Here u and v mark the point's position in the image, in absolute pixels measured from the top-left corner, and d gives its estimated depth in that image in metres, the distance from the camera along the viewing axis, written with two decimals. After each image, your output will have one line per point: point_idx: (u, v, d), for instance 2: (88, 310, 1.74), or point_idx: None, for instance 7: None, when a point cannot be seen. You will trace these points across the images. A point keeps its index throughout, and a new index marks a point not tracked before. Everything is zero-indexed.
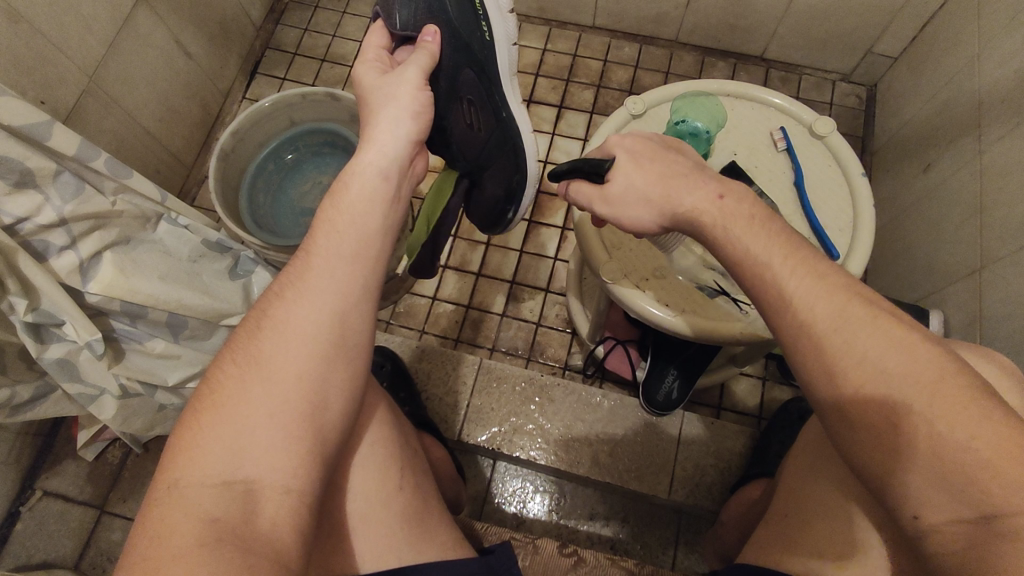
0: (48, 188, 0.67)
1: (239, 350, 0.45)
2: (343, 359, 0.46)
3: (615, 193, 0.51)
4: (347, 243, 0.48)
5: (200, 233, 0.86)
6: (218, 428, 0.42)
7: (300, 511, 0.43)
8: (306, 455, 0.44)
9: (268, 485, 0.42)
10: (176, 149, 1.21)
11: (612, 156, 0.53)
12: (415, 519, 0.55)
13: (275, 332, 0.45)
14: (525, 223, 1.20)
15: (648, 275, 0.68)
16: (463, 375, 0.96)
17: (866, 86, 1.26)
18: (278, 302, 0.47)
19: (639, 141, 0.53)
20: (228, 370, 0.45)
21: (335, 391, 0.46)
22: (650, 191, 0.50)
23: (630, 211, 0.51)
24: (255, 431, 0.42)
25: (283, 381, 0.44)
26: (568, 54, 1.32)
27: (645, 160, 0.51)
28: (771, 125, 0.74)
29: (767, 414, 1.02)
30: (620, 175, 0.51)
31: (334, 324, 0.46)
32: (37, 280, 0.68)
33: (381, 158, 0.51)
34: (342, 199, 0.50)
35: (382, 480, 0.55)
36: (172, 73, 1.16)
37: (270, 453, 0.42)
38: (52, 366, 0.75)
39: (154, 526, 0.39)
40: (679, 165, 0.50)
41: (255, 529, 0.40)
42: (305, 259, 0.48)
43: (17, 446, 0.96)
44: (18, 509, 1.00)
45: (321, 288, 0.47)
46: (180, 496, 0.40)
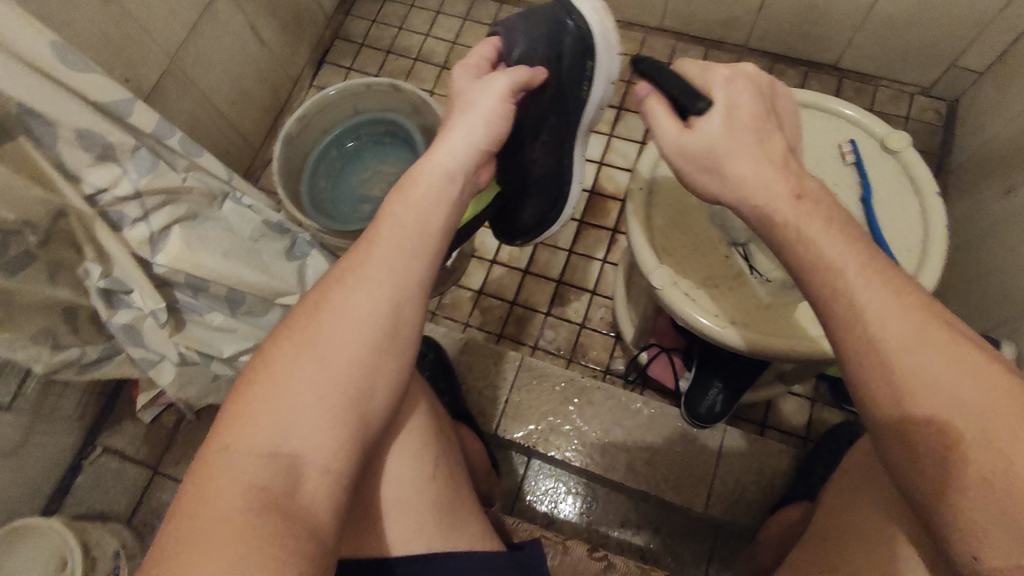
0: (125, 162, 0.70)
1: (297, 328, 0.47)
2: (395, 348, 0.47)
3: (693, 142, 0.49)
4: (409, 236, 0.49)
5: (262, 214, 0.89)
6: (270, 401, 0.44)
7: (339, 491, 0.44)
8: (350, 437, 0.45)
9: (312, 461, 0.43)
10: (245, 131, 1.26)
11: (710, 96, 0.49)
12: (447, 509, 0.55)
13: (333, 314, 0.46)
14: (575, 224, 1.20)
15: (700, 283, 0.67)
16: (502, 371, 0.96)
17: (947, 101, 1.20)
18: (337, 286, 0.48)
19: (745, 94, 0.49)
20: (286, 345, 0.46)
21: (384, 379, 0.47)
22: (732, 151, 0.47)
23: (693, 163, 0.49)
24: (306, 408, 0.44)
25: (335, 363, 0.45)
26: (632, 55, 1.30)
27: (742, 122, 0.48)
28: (840, 137, 0.71)
29: (814, 436, 0.99)
30: (709, 124, 0.48)
31: (389, 314, 0.47)
32: (111, 249, 0.73)
33: (449, 159, 0.52)
34: (408, 192, 0.51)
35: (418, 466, 0.56)
36: (246, 58, 1.20)
37: (317, 432, 0.44)
38: (119, 330, 0.80)
39: (204, 487, 0.40)
40: (767, 138, 0.48)
41: (297, 501, 0.41)
42: (367, 245, 0.49)
43: (84, 402, 1.03)
44: (79, 462, 1.05)
45: (380, 276, 0.47)
46: (230, 462, 0.41)
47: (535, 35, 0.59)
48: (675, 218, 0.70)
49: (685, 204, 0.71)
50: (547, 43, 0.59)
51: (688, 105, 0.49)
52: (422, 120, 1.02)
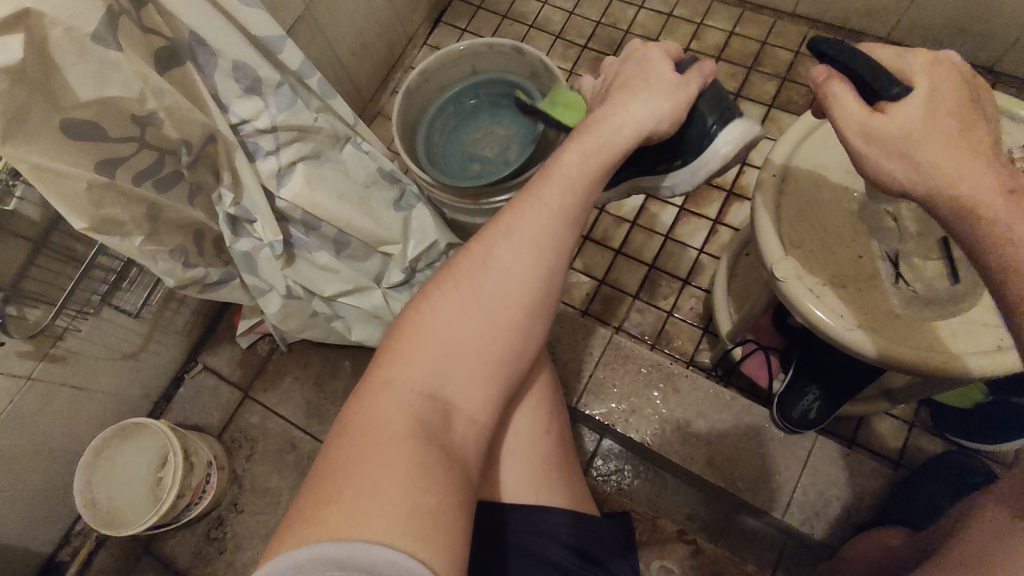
0: (269, 96, 0.74)
1: (453, 277, 0.48)
2: (546, 309, 0.49)
3: (886, 129, 0.44)
4: (574, 202, 0.50)
5: (378, 161, 0.91)
6: (431, 342, 0.46)
7: (481, 435, 0.46)
8: (498, 388, 0.47)
9: (462, 405, 0.45)
10: (360, 83, 1.30)
11: (909, 83, 0.45)
12: (561, 469, 0.56)
13: (497, 267, 0.48)
14: (675, 210, 1.17)
15: (826, 280, 0.64)
16: (590, 346, 0.96)
17: None
18: (495, 241, 0.49)
19: (948, 85, 0.44)
20: (447, 291, 0.47)
21: (534, 337, 0.49)
22: (928, 145, 0.43)
23: (882, 155, 0.45)
24: (463, 354, 0.46)
25: (494, 315, 0.47)
26: (757, 41, 1.25)
27: (945, 112, 0.43)
28: (1008, 142, 0.66)
29: (906, 462, 0.93)
30: (903, 111, 0.43)
31: (547, 276, 0.49)
32: (244, 177, 0.77)
33: (622, 133, 0.51)
34: (576, 156, 0.51)
35: (535, 423, 0.57)
36: (371, 10, 1.23)
37: (469, 378, 0.46)
38: (239, 257, 0.86)
39: (367, 414, 0.42)
40: (971, 130, 0.42)
41: (450, 438, 0.43)
42: (525, 205, 0.50)
43: (192, 321, 1.10)
44: (183, 374, 1.15)
45: (538, 236, 0.49)
46: (393, 394, 0.43)
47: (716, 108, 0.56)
48: (805, 211, 0.67)
49: (815, 199, 0.68)
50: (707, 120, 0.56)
51: (880, 90, 0.45)
52: (540, 86, 1.01)
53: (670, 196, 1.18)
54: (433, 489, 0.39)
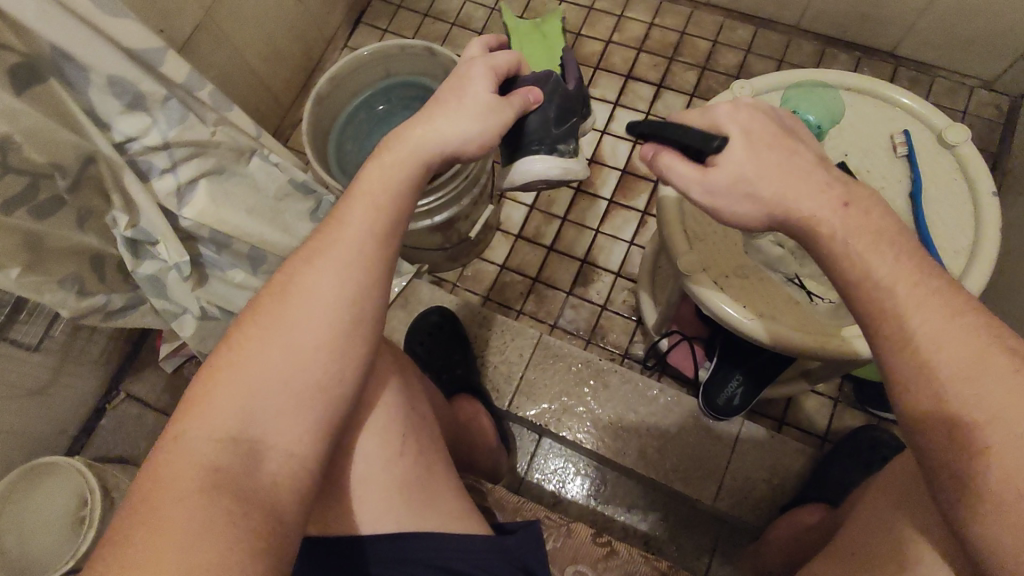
0: (156, 111, 0.70)
1: (261, 313, 0.46)
2: (361, 334, 0.47)
3: (719, 181, 0.45)
4: (379, 221, 0.48)
5: (289, 172, 0.87)
6: (232, 384, 0.44)
7: (300, 473, 0.44)
8: (313, 422, 0.45)
9: (272, 445, 0.43)
10: (277, 90, 1.25)
11: (723, 132, 0.46)
12: (417, 487, 0.53)
13: (299, 299, 0.46)
14: (604, 203, 1.17)
15: (728, 273, 0.65)
16: (520, 347, 0.96)
17: (1009, 97, 1.13)
18: (303, 269, 0.47)
19: (756, 120, 0.46)
20: (249, 330, 0.46)
21: (350, 365, 0.47)
22: (762, 188, 0.44)
23: (731, 207, 0.46)
24: (267, 393, 0.44)
25: (300, 347, 0.45)
26: (676, 31, 1.25)
27: (762, 147, 0.45)
28: (893, 126, 0.68)
29: (833, 437, 0.96)
30: (729, 162, 0.45)
31: (356, 300, 0.47)
32: (138, 198, 0.73)
33: (430, 148, 0.50)
34: (380, 176, 0.49)
35: (383, 445, 0.53)
36: (281, 14, 1.19)
37: (280, 416, 0.44)
38: (144, 281, 0.81)
39: (160, 469, 0.40)
40: (794, 164, 0.45)
41: (255, 481, 0.42)
42: (333, 229, 0.48)
43: (109, 349, 1.05)
44: (103, 406, 1.09)
45: (347, 261, 0.47)
46: (187, 446, 0.41)
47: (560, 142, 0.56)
48: None
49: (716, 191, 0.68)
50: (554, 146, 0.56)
51: (703, 147, 0.46)
52: None
53: (599, 189, 1.18)
54: (220, 541, 0.37)
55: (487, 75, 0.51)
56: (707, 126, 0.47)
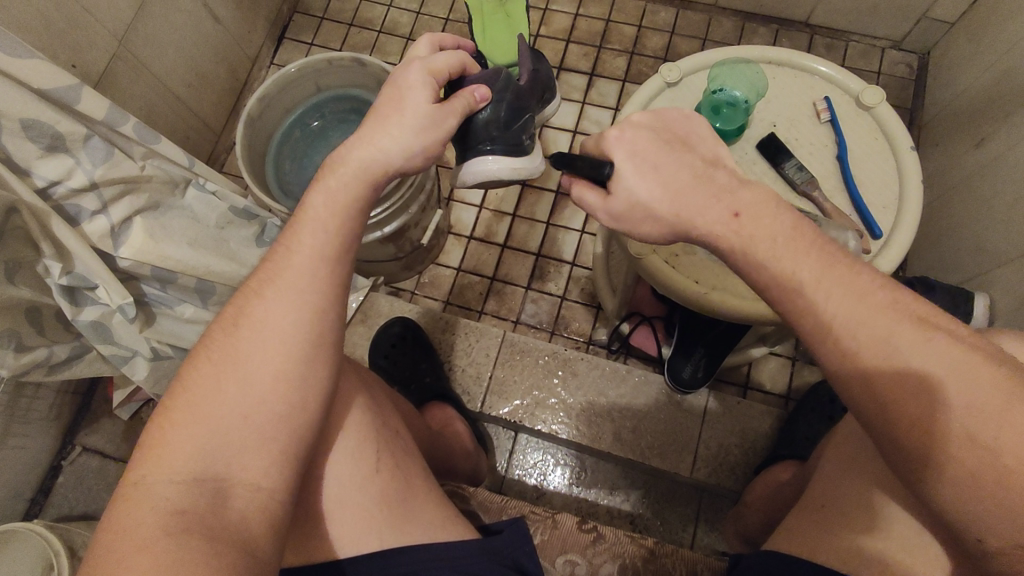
0: (78, 151, 0.68)
1: (212, 350, 0.46)
2: (321, 358, 0.47)
3: (620, 208, 0.49)
4: (327, 245, 0.48)
5: (227, 200, 0.86)
6: (189, 423, 0.43)
7: (270, 506, 0.43)
8: (279, 453, 0.44)
9: (238, 481, 0.42)
10: (205, 115, 1.21)
11: (611, 159, 0.49)
12: (398, 502, 0.53)
13: (252, 331, 0.46)
14: (551, 195, 1.18)
15: (676, 251, 0.67)
16: (485, 348, 0.96)
17: (917, 54, 1.19)
18: (254, 300, 0.47)
19: (641, 138, 0.49)
20: (201, 367, 0.45)
21: (313, 390, 0.46)
22: (661, 206, 0.47)
23: (639, 224, 0.49)
24: (226, 428, 0.43)
25: (258, 378, 0.45)
26: (601, 19, 1.27)
27: (649, 167, 0.48)
28: (814, 94, 0.71)
29: (795, 395, 1.00)
30: (622, 188, 0.48)
31: (311, 325, 0.47)
32: (70, 244, 0.69)
33: (370, 164, 0.49)
34: (317, 198, 0.49)
35: (355, 465, 0.53)
36: (200, 36, 1.15)
37: (243, 451, 0.43)
38: (86, 328, 0.76)
39: (119, 519, 0.39)
40: (685, 175, 0.47)
41: (224, 520, 0.41)
42: (285, 256, 0.48)
43: (59, 403, 1.00)
44: (59, 462, 1.04)
45: (299, 288, 0.47)
46: (146, 493, 0.40)
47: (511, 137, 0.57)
48: None
49: None
50: (507, 143, 0.57)
51: (598, 175, 0.50)
52: None
53: (545, 183, 1.19)
54: None
55: (423, 84, 0.50)
56: (600, 155, 0.51)
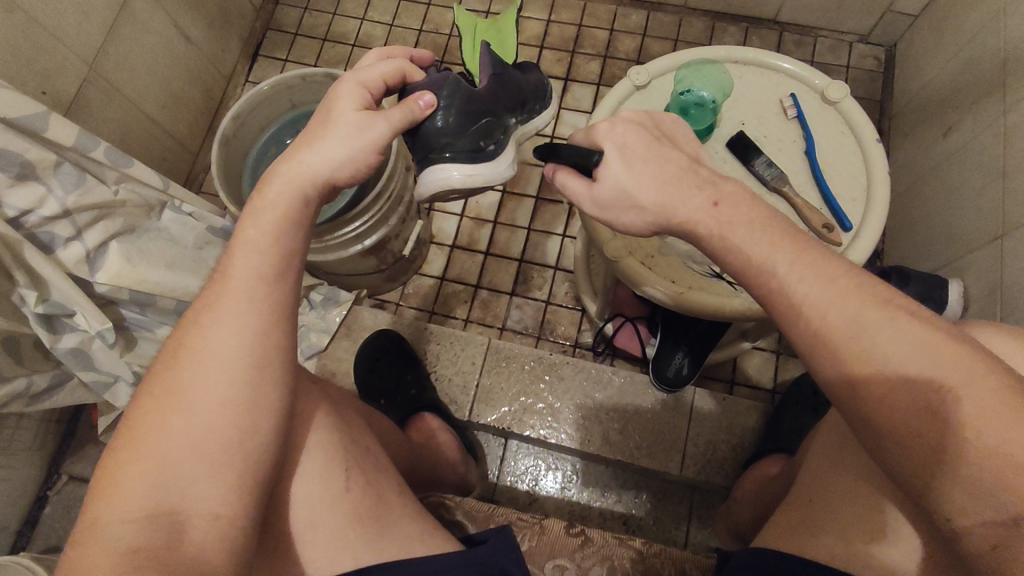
0: (48, 178, 0.67)
1: (156, 384, 0.45)
2: (270, 379, 0.47)
3: (605, 195, 0.50)
4: (265, 265, 0.48)
5: (205, 221, 0.86)
6: (140, 461, 0.43)
7: (230, 533, 0.44)
8: (234, 479, 0.44)
9: (194, 513, 0.43)
10: (181, 135, 1.21)
11: (600, 148, 0.50)
12: (371, 518, 0.53)
13: (195, 361, 0.45)
14: (532, 200, 1.18)
15: (652, 253, 0.68)
16: (470, 356, 0.96)
17: (884, 47, 1.21)
18: (194, 329, 0.47)
19: (630, 131, 0.50)
20: (146, 403, 0.45)
21: (263, 412, 0.46)
22: (646, 196, 0.48)
23: (621, 214, 0.50)
24: (178, 462, 0.43)
25: (206, 407, 0.44)
26: (573, 24, 1.28)
27: (637, 157, 0.49)
28: (781, 91, 0.72)
29: (780, 388, 1.01)
30: (611, 176, 0.49)
31: (256, 348, 0.46)
32: (45, 272, 0.68)
33: (307, 181, 0.49)
34: (249, 220, 0.49)
35: (322, 484, 0.53)
36: (172, 57, 1.15)
37: (196, 482, 0.43)
38: (66, 356, 0.75)
39: (76, 565, 0.39)
40: (672, 167, 0.48)
41: (181, 553, 0.41)
42: (219, 283, 0.47)
43: (43, 432, 0.99)
44: (46, 492, 1.02)
45: (239, 311, 0.46)
46: (99, 536, 0.40)
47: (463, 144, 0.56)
48: None
49: None
50: (459, 151, 0.56)
51: (587, 164, 0.51)
52: None
53: (525, 189, 1.20)
54: None
55: (354, 100, 0.51)
56: (589, 144, 0.52)
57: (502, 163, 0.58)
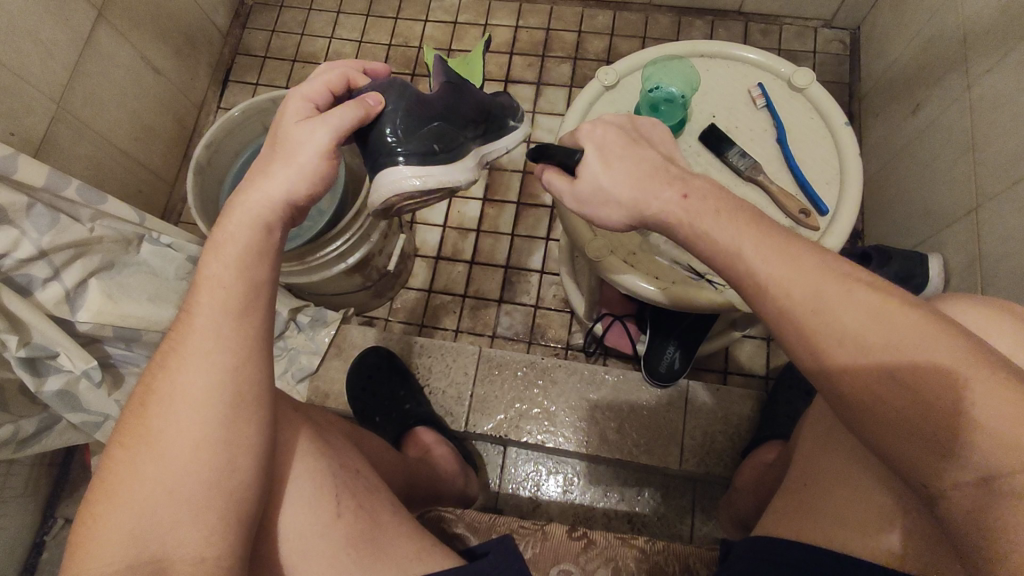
0: (21, 222, 0.67)
1: (127, 433, 0.45)
2: (244, 416, 0.46)
3: (585, 191, 0.51)
4: (230, 299, 0.47)
5: (183, 250, 0.85)
6: (118, 511, 0.42)
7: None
8: (216, 520, 0.44)
9: (178, 559, 0.42)
10: (156, 167, 1.20)
11: (582, 148, 0.53)
12: (365, 541, 0.52)
13: (164, 405, 0.45)
14: (513, 206, 1.19)
15: (634, 250, 0.69)
16: (463, 367, 0.96)
17: (849, 30, 1.23)
18: (161, 373, 0.46)
19: (609, 133, 0.52)
20: (119, 454, 0.44)
21: (241, 448, 0.46)
22: (622, 194, 0.50)
23: (600, 210, 0.51)
24: (155, 508, 0.43)
25: (180, 451, 0.44)
26: (541, 28, 1.29)
27: (615, 157, 0.51)
28: (748, 82, 0.72)
29: (774, 373, 1.01)
30: (589, 173, 0.51)
31: (228, 384, 0.46)
32: (24, 315, 0.67)
33: (263, 206, 0.49)
34: (210, 256, 0.48)
35: (311, 514, 0.52)
36: (141, 89, 1.14)
37: (176, 528, 0.43)
38: (52, 398, 0.74)
39: None
40: (646, 167, 0.50)
41: None
42: (186, 322, 0.47)
43: (34, 476, 0.97)
44: (42, 538, 1.00)
45: (206, 349, 0.46)
46: None
47: (414, 144, 0.55)
48: None
49: None
50: (411, 152, 0.55)
51: (568, 162, 0.52)
52: None
53: (505, 195, 1.20)
54: None
55: (294, 119, 0.51)
56: (573, 145, 0.54)
57: (456, 167, 0.58)
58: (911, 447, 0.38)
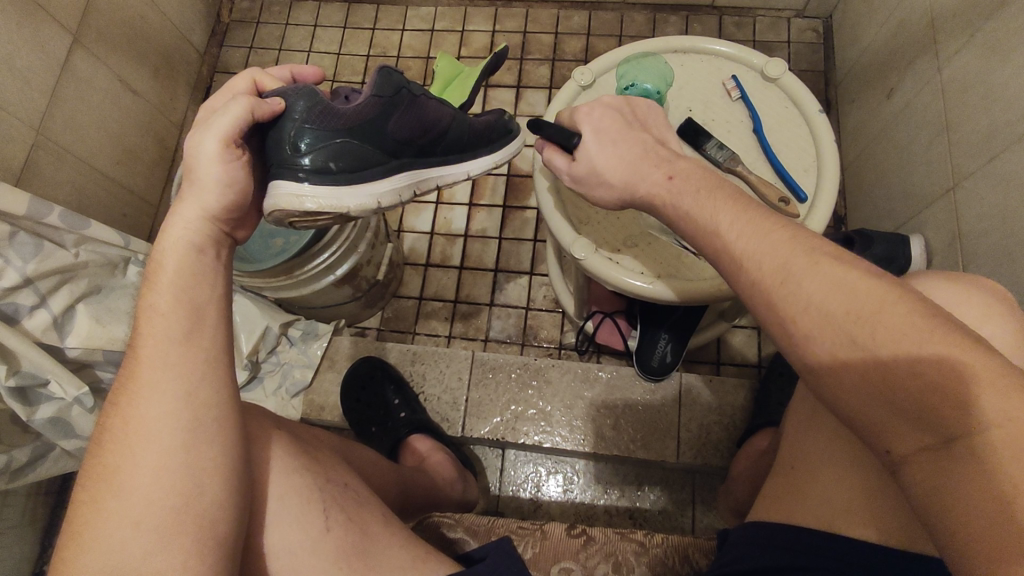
0: (6, 251, 0.67)
1: (90, 472, 0.45)
2: (205, 437, 0.46)
3: (581, 172, 0.57)
4: (176, 325, 0.47)
5: None
6: (91, 552, 0.42)
7: None
8: (191, 545, 0.43)
9: None
10: (139, 188, 1.20)
11: (580, 131, 0.58)
12: (356, 554, 0.52)
13: (118, 441, 0.45)
14: (500, 210, 1.19)
15: (620, 247, 0.69)
16: (457, 372, 0.96)
17: (821, 19, 1.24)
18: (115, 409, 0.46)
19: (606, 118, 0.57)
20: (85, 494, 0.44)
21: (207, 470, 0.45)
22: (614, 176, 0.55)
23: (595, 189, 0.57)
24: (123, 543, 0.42)
25: (143, 481, 0.44)
26: (518, 32, 1.30)
27: (609, 140, 0.56)
28: (723, 75, 0.73)
29: (766, 362, 1.02)
30: (585, 155, 0.56)
31: (183, 407, 0.46)
32: (12, 343, 0.67)
33: (189, 232, 0.49)
34: (146, 290, 0.48)
35: (297, 529, 0.52)
36: (121, 112, 1.14)
37: (149, 559, 0.42)
38: (44, 426, 0.73)
39: None
40: (639, 148, 0.55)
41: None
42: (133, 357, 0.47)
43: (33, 506, 0.96)
44: (43, 567, 0.99)
45: (155, 379, 0.46)
46: None
47: (314, 157, 0.54)
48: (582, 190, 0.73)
49: None
50: (309, 166, 0.54)
51: (567, 144, 0.58)
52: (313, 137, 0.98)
53: (491, 199, 1.20)
54: None
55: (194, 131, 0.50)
56: (571, 126, 0.59)
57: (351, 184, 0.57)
58: (876, 417, 0.38)
